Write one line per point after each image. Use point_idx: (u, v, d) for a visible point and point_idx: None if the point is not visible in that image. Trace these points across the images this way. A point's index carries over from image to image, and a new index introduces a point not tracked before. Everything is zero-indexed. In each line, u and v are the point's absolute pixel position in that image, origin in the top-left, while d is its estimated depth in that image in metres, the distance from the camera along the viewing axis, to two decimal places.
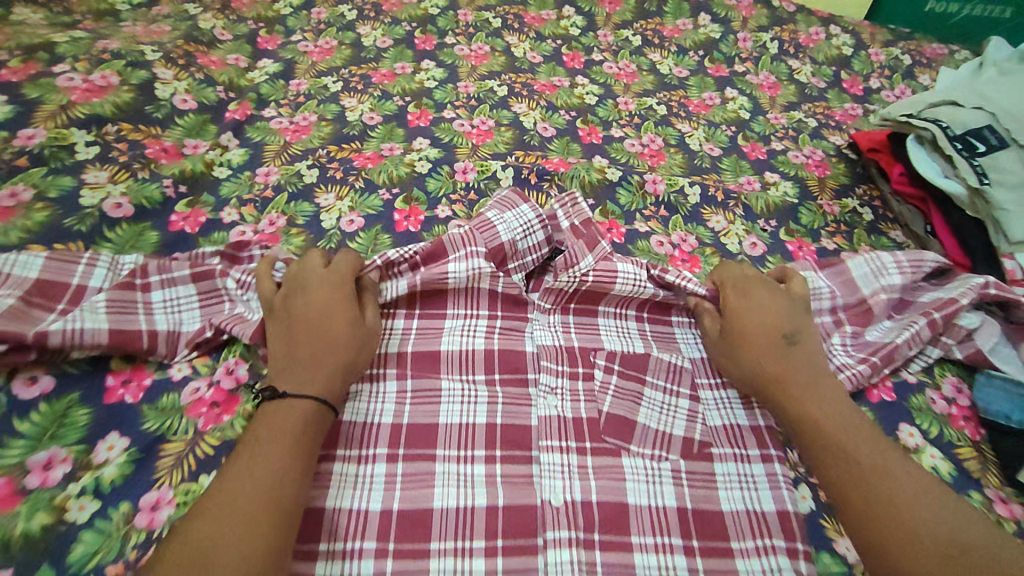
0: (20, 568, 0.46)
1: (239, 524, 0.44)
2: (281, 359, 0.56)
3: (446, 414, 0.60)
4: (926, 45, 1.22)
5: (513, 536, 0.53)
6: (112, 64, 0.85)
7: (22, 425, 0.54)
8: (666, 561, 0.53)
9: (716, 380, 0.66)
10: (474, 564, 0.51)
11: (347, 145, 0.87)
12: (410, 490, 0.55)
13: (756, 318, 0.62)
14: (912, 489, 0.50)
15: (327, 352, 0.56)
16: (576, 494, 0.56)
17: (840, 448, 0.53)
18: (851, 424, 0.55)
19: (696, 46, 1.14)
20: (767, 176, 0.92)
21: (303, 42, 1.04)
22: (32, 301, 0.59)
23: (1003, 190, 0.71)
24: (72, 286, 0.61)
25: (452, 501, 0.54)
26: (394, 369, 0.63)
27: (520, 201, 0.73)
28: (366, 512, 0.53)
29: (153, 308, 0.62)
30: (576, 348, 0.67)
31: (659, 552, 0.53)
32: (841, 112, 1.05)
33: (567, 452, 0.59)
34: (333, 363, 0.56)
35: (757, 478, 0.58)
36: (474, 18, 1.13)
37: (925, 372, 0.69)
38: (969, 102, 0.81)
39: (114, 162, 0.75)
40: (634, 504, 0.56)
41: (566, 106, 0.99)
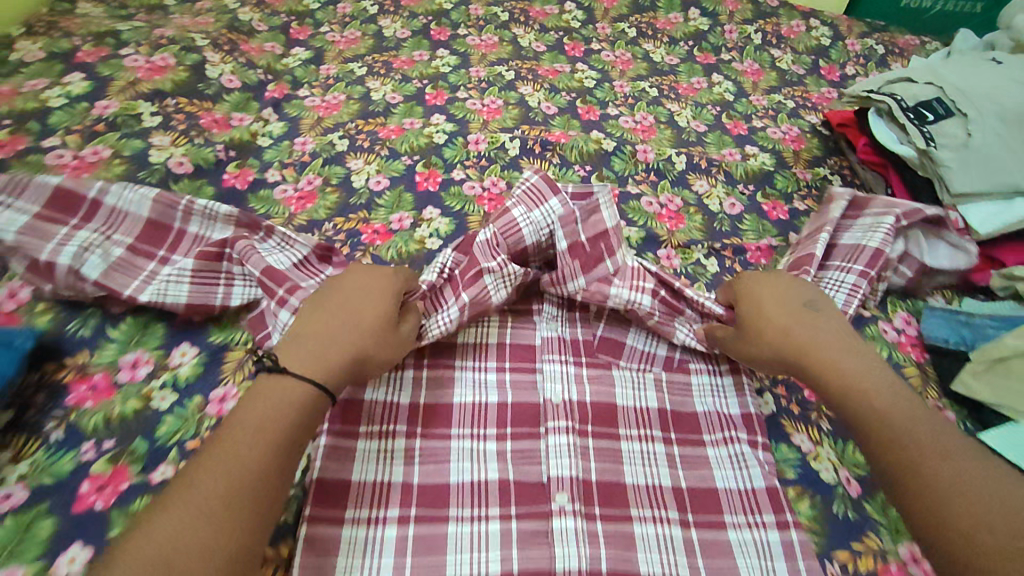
0: (120, 438, 0.59)
1: (244, 483, 0.46)
2: (307, 342, 0.57)
3: (463, 333, 0.71)
4: (900, 37, 1.32)
5: (519, 425, 0.65)
6: (169, 48, 0.93)
7: (114, 332, 0.66)
8: (648, 448, 0.65)
9: (708, 367, 0.71)
10: (487, 446, 0.63)
11: (373, 119, 0.97)
12: (435, 390, 0.66)
13: (773, 304, 0.66)
14: (956, 462, 0.49)
15: (347, 338, 0.58)
16: (573, 394, 0.67)
17: (894, 419, 0.53)
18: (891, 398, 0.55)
19: (686, 37, 1.25)
20: (747, 149, 1.02)
21: (331, 33, 1.14)
22: (139, 250, 0.69)
23: (947, 152, 0.81)
24: (173, 234, 0.71)
25: (469, 398, 0.66)
26: (411, 375, 0.66)
27: (549, 195, 0.72)
28: (397, 403, 0.64)
29: (233, 281, 0.69)
30: (580, 340, 0.73)
31: (641, 441, 0.65)
32: (818, 94, 1.15)
33: (566, 363, 0.70)
34: (351, 349, 0.57)
35: (727, 387, 0.70)
36: (484, 12, 1.24)
37: (879, 308, 0.78)
38: (921, 78, 0.91)
39: (175, 129, 0.84)
40: (622, 405, 0.68)
41: (567, 88, 1.10)
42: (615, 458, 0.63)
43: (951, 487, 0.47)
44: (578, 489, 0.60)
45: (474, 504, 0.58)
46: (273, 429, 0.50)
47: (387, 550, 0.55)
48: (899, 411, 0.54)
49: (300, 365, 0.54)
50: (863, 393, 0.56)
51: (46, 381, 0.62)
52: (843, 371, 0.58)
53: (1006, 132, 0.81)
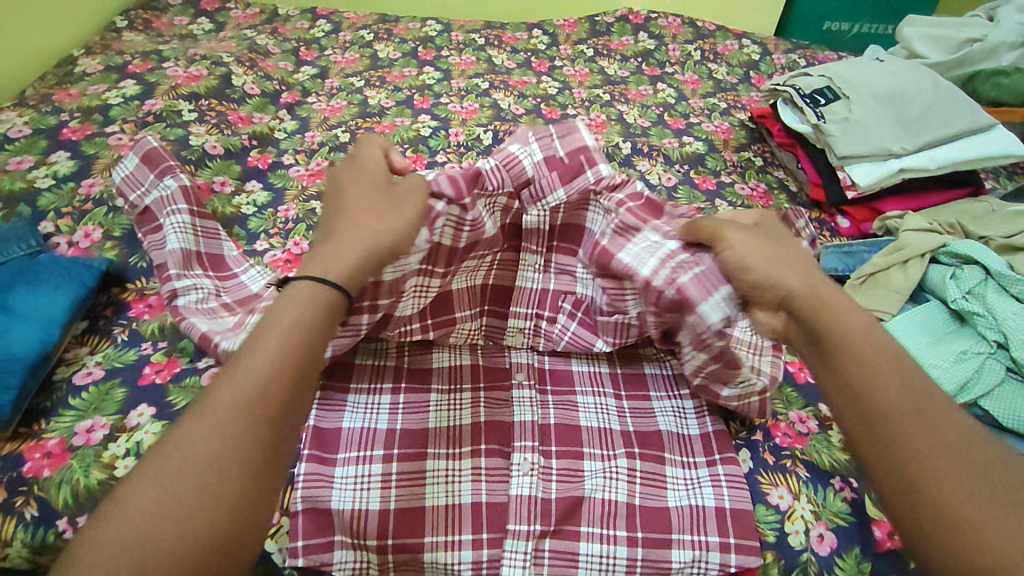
0: (171, 339, 0.73)
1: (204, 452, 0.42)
2: (327, 221, 0.60)
3: None
4: (821, 52, 1.54)
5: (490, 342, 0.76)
6: (202, 62, 1.14)
7: None
8: (595, 367, 0.76)
9: (686, 457, 0.69)
10: (462, 356, 0.75)
11: (370, 118, 1.16)
12: None
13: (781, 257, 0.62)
14: (971, 489, 0.44)
15: (358, 232, 0.57)
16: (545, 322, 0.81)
17: (907, 418, 0.48)
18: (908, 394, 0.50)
19: (636, 54, 1.47)
20: (684, 138, 1.21)
21: (334, 55, 1.36)
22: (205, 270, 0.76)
23: (834, 125, 1.02)
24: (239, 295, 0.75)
25: None
26: (390, 384, 0.71)
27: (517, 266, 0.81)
28: None
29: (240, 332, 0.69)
30: (551, 426, 0.70)
31: (590, 362, 0.77)
32: (747, 98, 1.36)
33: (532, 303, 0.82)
34: (326, 247, 0.56)
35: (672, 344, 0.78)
36: (464, 38, 1.46)
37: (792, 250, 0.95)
38: (814, 72, 1.13)
39: (208, 122, 1.02)
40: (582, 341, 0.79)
41: (533, 94, 1.30)
42: (566, 363, 0.76)
43: (951, 467, 0.45)
44: (532, 371, 0.74)
45: (450, 382, 0.72)
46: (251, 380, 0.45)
47: (383, 410, 0.68)
48: (903, 380, 0.51)
49: (311, 272, 0.53)
50: (858, 359, 0.53)
51: (113, 300, 0.76)
52: (851, 335, 0.54)
53: (880, 110, 1.02)
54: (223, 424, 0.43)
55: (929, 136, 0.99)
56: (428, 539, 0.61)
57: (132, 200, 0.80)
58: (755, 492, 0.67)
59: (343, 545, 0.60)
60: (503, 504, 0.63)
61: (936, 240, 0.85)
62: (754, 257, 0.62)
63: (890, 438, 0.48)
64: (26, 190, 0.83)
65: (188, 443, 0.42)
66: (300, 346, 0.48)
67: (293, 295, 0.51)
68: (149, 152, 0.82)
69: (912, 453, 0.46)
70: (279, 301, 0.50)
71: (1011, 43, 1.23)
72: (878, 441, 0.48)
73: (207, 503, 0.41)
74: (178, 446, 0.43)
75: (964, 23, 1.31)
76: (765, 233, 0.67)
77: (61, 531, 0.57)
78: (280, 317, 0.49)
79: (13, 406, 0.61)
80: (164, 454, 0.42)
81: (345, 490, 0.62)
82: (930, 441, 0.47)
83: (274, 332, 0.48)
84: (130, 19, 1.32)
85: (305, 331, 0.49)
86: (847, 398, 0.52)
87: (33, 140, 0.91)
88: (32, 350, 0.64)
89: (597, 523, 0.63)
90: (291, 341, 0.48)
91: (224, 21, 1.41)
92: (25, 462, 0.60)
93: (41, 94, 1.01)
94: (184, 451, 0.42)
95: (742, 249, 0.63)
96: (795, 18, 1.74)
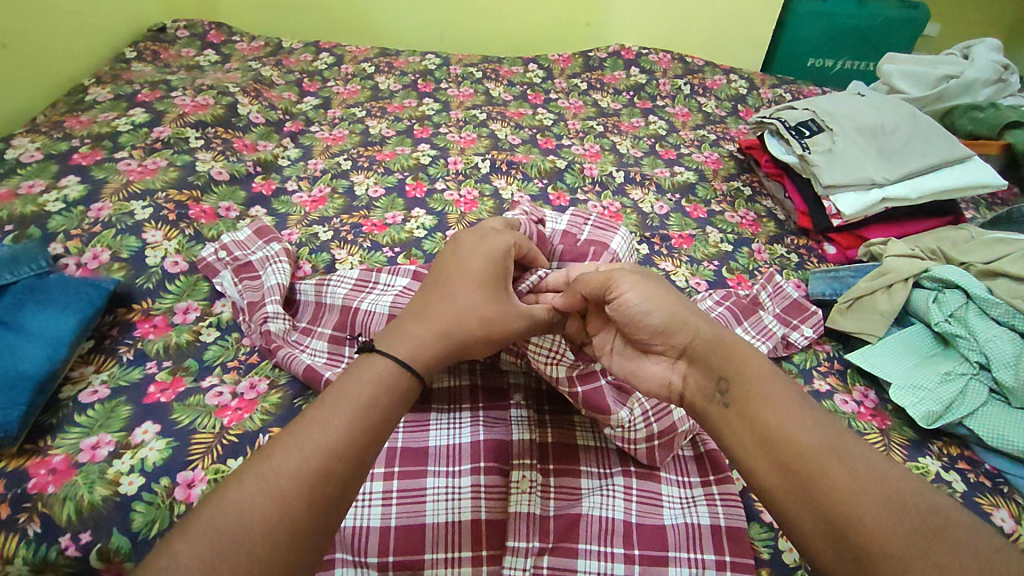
0: (175, 358, 0.74)
1: (298, 474, 0.44)
2: (434, 285, 0.62)
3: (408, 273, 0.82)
4: (805, 87, 1.60)
5: (489, 366, 0.77)
6: (209, 92, 1.18)
7: (170, 287, 0.82)
8: None
9: (683, 477, 0.67)
10: (462, 378, 0.75)
11: (371, 147, 1.20)
12: (391, 301, 0.76)
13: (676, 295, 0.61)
14: (886, 515, 0.42)
15: (453, 316, 0.58)
16: None
17: (813, 452, 0.46)
18: (810, 424, 0.48)
19: (628, 88, 1.53)
20: (675, 168, 1.25)
21: (336, 86, 1.40)
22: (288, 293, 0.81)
23: (819, 156, 1.06)
24: (320, 312, 0.78)
25: (386, 304, 0.75)
26: None
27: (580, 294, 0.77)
28: (372, 311, 0.75)
29: (316, 354, 0.73)
30: (551, 445, 0.68)
31: None
32: (735, 130, 1.41)
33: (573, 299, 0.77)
34: (444, 320, 0.58)
35: None
36: (462, 71, 1.52)
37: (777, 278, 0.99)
38: (800, 105, 1.17)
39: (214, 149, 1.05)
40: None
41: (529, 125, 1.35)
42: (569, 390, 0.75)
43: (868, 506, 0.42)
44: (529, 392, 0.74)
45: (449, 402, 0.72)
46: (319, 448, 0.46)
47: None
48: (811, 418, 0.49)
49: (394, 350, 0.54)
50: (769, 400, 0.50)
51: (119, 320, 0.78)
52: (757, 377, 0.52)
53: (862, 141, 1.07)
54: (288, 492, 0.43)
55: (911, 166, 1.03)
56: (429, 556, 0.60)
57: (237, 256, 0.85)
58: (749, 510, 0.66)
59: (343, 563, 0.60)
60: (503, 521, 0.62)
61: (920, 264, 0.88)
62: (649, 302, 0.59)
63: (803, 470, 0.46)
64: (36, 213, 0.86)
65: (244, 506, 0.42)
66: (368, 425, 0.48)
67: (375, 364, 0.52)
68: (260, 225, 0.88)
69: (829, 493, 0.44)
70: (350, 374, 0.52)
71: (986, 79, 1.30)
72: (796, 488, 0.45)
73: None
74: (235, 507, 0.41)
75: (940, 60, 1.37)
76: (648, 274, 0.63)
77: (64, 547, 0.57)
78: (351, 390, 0.50)
79: (21, 422, 0.62)
80: (218, 514, 0.41)
81: (349, 508, 0.61)
82: (836, 471, 0.44)
83: (347, 407, 0.49)
84: (139, 50, 1.37)
85: (372, 406, 0.50)
86: (762, 444, 0.48)
87: (44, 165, 0.94)
88: (41, 368, 0.65)
89: (595, 541, 0.61)
90: (362, 419, 0.48)
91: (229, 54, 1.46)
92: (31, 477, 0.60)
93: (53, 121, 1.04)
94: (242, 515, 0.41)
95: (641, 293, 0.59)
96: (781, 54, 1.81)
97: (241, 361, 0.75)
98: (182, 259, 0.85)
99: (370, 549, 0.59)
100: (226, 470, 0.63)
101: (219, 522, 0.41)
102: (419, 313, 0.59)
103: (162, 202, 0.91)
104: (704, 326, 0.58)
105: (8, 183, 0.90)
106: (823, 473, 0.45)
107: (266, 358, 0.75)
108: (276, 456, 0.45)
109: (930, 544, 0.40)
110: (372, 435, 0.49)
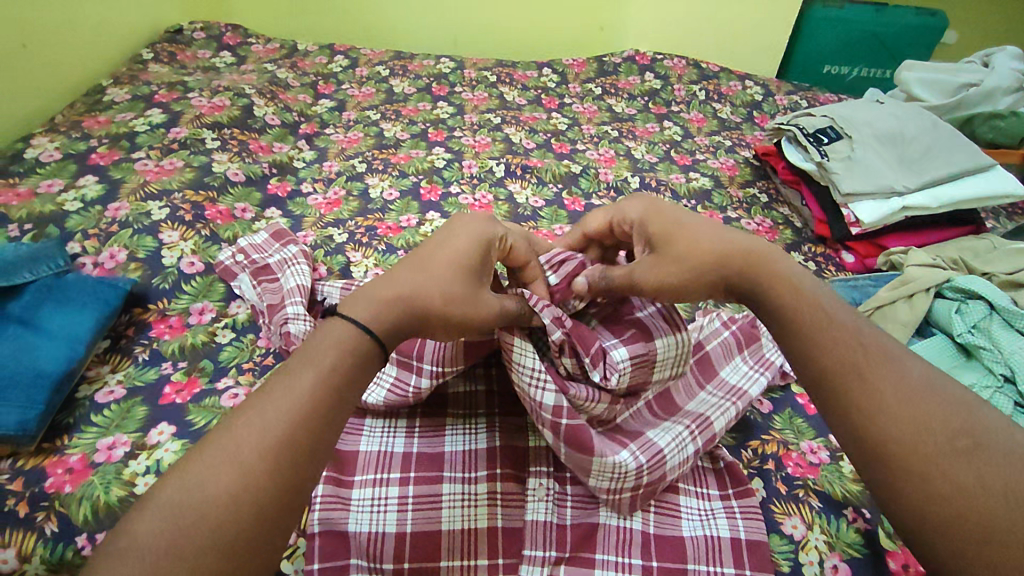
0: (190, 359, 0.74)
1: (261, 440, 0.42)
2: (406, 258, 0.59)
3: None
4: (821, 94, 1.59)
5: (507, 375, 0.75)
6: (225, 93, 1.18)
7: (186, 287, 0.82)
8: None
9: (702, 488, 0.66)
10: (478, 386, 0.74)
11: (386, 150, 1.20)
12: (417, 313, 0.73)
13: (702, 240, 0.61)
14: (911, 429, 0.42)
15: (418, 282, 0.55)
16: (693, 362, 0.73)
17: (842, 371, 0.46)
18: (842, 345, 0.48)
19: (642, 93, 1.52)
20: (691, 174, 1.24)
21: (351, 89, 1.40)
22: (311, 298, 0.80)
23: (837, 163, 1.05)
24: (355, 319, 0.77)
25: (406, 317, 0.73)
26: (407, 410, 0.70)
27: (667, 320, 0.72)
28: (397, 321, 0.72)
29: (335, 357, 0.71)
30: None
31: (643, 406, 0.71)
32: (751, 136, 1.40)
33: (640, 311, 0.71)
34: (406, 292, 0.54)
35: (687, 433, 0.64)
36: (477, 75, 1.52)
37: None
38: (818, 111, 1.17)
39: (231, 151, 1.05)
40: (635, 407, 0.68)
41: (544, 130, 1.34)
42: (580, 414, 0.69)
43: (894, 422, 0.43)
44: None
45: (466, 408, 0.71)
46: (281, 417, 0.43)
47: (399, 433, 0.67)
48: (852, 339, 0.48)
49: (356, 312, 0.51)
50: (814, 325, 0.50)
51: (135, 320, 0.77)
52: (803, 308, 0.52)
53: (882, 149, 1.06)
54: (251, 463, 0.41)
55: (931, 175, 1.02)
56: (445, 563, 0.59)
57: (254, 258, 0.85)
58: (769, 521, 0.64)
59: (359, 568, 0.58)
60: (519, 529, 0.61)
61: (942, 275, 0.87)
62: (671, 262, 0.61)
63: (830, 387, 0.47)
64: (54, 212, 0.86)
65: (210, 476, 0.40)
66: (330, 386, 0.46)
67: (331, 333, 0.49)
68: (278, 229, 0.89)
69: (856, 408, 0.44)
70: (307, 345, 0.48)
71: (1006, 88, 1.28)
72: (828, 404, 0.46)
73: (219, 544, 0.38)
74: (200, 478, 0.40)
75: (960, 68, 1.36)
76: (669, 233, 0.63)
77: (80, 547, 0.56)
78: (311, 354, 0.47)
79: (39, 422, 0.62)
80: (179, 489, 0.39)
81: (365, 514, 0.60)
82: (861, 389, 0.45)
83: (308, 371, 0.46)
84: (156, 51, 1.38)
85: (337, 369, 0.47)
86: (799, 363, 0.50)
87: (63, 165, 0.94)
88: (59, 367, 0.65)
89: (612, 551, 0.60)
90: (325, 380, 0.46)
91: (245, 55, 1.47)
92: (48, 477, 0.60)
93: (72, 121, 1.05)
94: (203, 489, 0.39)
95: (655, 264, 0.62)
96: (796, 61, 1.80)
97: (256, 363, 0.74)
98: (198, 260, 0.85)
99: (385, 556, 0.58)
100: None
101: (178, 501, 0.39)
102: (385, 277, 0.55)
103: (179, 203, 0.91)
104: (737, 258, 0.58)
105: (28, 182, 0.90)
106: (847, 397, 0.45)
107: (280, 360, 0.75)
108: (235, 426, 0.43)
109: (952, 462, 0.40)
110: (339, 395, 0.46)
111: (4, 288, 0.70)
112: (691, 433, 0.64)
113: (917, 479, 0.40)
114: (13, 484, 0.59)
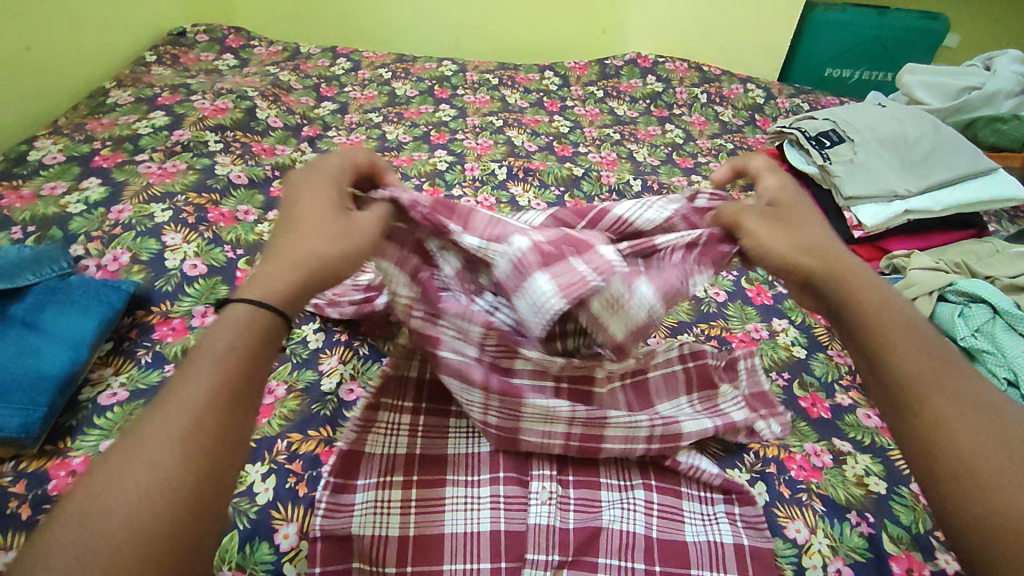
0: None
1: (177, 433, 0.37)
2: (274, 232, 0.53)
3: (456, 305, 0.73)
4: (823, 97, 1.59)
5: None
6: (228, 96, 1.18)
7: (189, 289, 0.82)
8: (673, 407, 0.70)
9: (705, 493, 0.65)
10: None
11: (388, 152, 1.20)
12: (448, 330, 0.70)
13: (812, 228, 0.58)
14: (984, 441, 0.40)
15: (292, 243, 0.50)
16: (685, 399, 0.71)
17: (914, 374, 0.45)
18: (920, 353, 0.46)
19: (644, 96, 1.52)
20: (693, 177, 1.24)
21: (354, 92, 1.40)
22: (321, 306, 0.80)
23: (840, 166, 1.05)
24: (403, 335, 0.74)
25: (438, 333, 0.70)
26: (410, 407, 0.68)
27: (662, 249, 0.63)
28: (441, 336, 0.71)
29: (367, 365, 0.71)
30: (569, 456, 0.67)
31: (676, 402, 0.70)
32: (753, 139, 1.40)
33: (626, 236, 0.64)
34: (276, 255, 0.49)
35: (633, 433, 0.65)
36: (479, 78, 1.52)
37: None
38: (820, 114, 1.17)
39: (233, 153, 1.06)
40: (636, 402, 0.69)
41: (546, 132, 1.34)
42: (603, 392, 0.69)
43: (971, 431, 0.41)
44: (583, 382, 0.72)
45: None
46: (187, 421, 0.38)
47: (402, 432, 0.65)
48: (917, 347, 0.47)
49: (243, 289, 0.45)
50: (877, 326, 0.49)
51: (137, 322, 0.77)
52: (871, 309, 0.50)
53: (884, 153, 1.06)
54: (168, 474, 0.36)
55: (934, 178, 1.02)
56: (448, 567, 0.58)
57: None
58: (772, 525, 0.64)
59: (360, 569, 0.57)
60: (521, 533, 0.61)
61: (945, 278, 0.87)
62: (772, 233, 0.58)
63: (900, 391, 0.45)
64: (57, 214, 0.86)
65: (121, 479, 0.35)
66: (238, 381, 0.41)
67: (228, 317, 0.44)
68: None
69: (929, 412, 0.43)
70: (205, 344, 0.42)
71: (1009, 91, 1.28)
72: (897, 408, 0.45)
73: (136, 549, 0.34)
74: (109, 480, 0.35)
75: (962, 72, 1.36)
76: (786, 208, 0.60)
77: None
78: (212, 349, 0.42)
79: (42, 424, 0.61)
80: (88, 496, 0.34)
81: (369, 517, 0.59)
82: (932, 396, 0.43)
83: (205, 367, 0.40)
84: (159, 53, 1.38)
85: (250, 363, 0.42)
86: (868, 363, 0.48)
87: (66, 167, 0.94)
88: (62, 368, 0.65)
89: (615, 555, 0.60)
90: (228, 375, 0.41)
91: (248, 58, 1.47)
92: (51, 479, 0.60)
93: (75, 123, 1.05)
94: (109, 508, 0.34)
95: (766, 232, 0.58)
96: (798, 64, 1.80)
97: None
98: (200, 262, 0.85)
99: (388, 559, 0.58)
100: (245, 475, 0.63)
101: (79, 508, 0.34)
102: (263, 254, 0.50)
103: (182, 205, 0.91)
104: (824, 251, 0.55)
105: (31, 184, 0.90)
106: (919, 402, 0.44)
107: (283, 363, 0.75)
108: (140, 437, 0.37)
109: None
110: (245, 387, 0.41)
111: (7, 291, 0.70)
112: (569, 413, 0.64)
113: (980, 494, 0.38)
114: (15, 486, 0.59)
